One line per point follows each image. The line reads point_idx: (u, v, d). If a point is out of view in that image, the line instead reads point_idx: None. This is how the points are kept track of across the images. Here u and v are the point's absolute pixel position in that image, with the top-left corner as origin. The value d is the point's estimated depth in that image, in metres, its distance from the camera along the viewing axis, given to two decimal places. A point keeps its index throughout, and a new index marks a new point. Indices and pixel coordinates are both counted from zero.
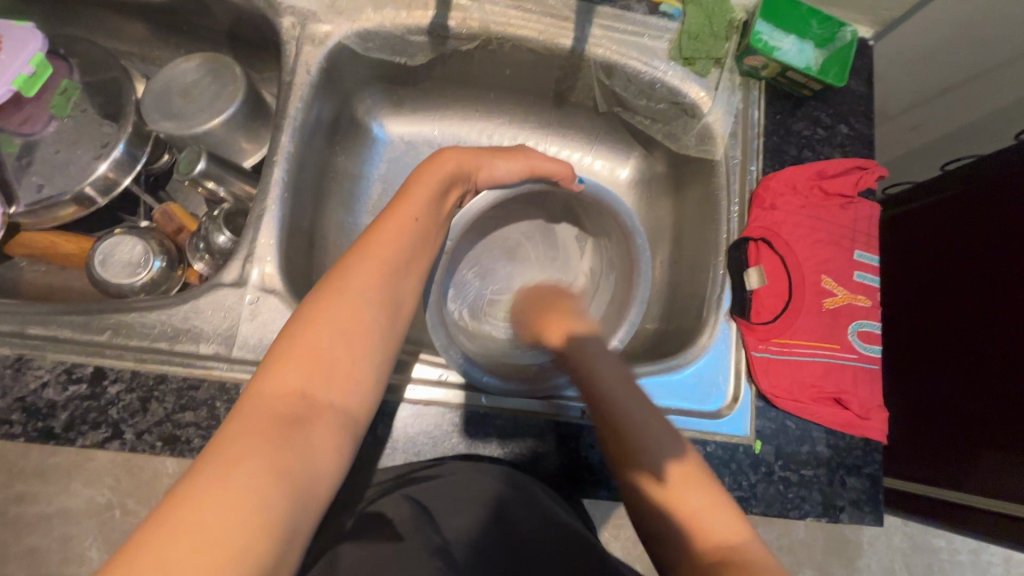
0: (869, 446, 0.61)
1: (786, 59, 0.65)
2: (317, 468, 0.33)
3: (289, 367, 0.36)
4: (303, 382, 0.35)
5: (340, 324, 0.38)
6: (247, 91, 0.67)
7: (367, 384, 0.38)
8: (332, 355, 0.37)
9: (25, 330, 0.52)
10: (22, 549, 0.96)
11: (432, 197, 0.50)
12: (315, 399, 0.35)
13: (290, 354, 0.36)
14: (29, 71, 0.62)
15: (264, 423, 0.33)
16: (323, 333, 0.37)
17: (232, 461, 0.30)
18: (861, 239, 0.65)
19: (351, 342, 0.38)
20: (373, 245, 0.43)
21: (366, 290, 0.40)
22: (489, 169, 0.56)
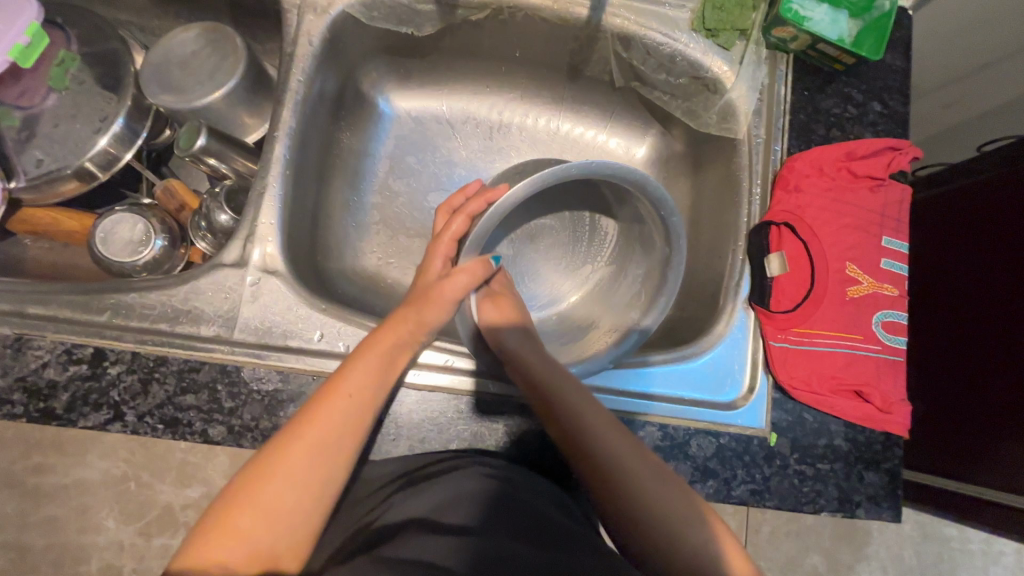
0: (890, 441, 0.58)
1: (818, 30, 0.61)
2: (292, 558, 0.39)
3: (275, 480, 0.40)
4: (286, 491, 0.40)
5: (322, 438, 0.42)
6: (248, 63, 0.65)
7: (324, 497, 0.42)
8: (316, 467, 0.41)
9: (26, 309, 0.51)
10: (42, 518, 0.99)
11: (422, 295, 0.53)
12: (294, 506, 0.40)
13: (278, 463, 0.41)
14: (24, 41, 0.60)
15: (255, 529, 0.39)
16: (308, 447, 0.42)
17: (223, 562, 0.37)
18: (891, 224, 0.61)
19: (327, 454, 0.42)
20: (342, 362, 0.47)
21: (330, 417, 0.44)
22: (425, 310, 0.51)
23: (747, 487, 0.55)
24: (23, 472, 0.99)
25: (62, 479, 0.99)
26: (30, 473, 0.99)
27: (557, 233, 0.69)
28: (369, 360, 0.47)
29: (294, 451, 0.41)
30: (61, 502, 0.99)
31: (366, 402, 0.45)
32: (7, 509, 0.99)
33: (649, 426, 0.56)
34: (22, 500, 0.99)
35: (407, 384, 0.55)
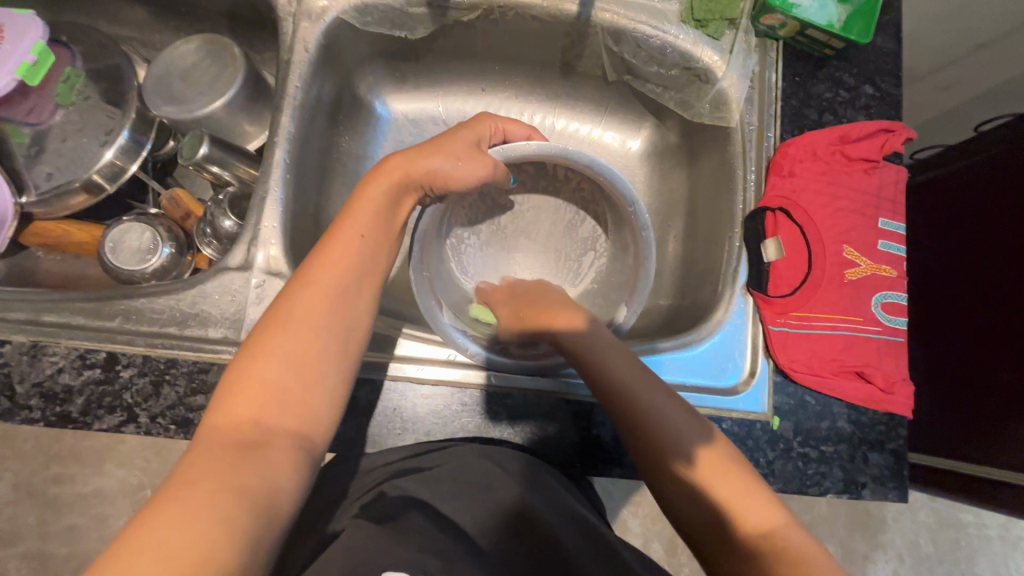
0: (894, 421, 0.58)
1: (806, 16, 0.61)
2: (283, 482, 0.36)
3: (241, 398, 0.39)
4: (257, 412, 0.39)
5: (286, 353, 0.41)
6: (247, 73, 0.66)
7: (323, 406, 0.41)
8: (284, 384, 0.40)
9: (41, 317, 0.52)
10: (62, 527, 1.00)
11: (382, 214, 0.49)
12: (270, 426, 0.38)
13: (242, 384, 0.39)
14: (31, 59, 0.62)
15: (224, 450, 0.36)
16: (272, 363, 0.40)
17: (193, 481, 0.33)
18: (887, 205, 0.62)
19: (298, 371, 0.41)
20: (320, 267, 0.45)
21: (315, 321, 0.43)
22: (446, 176, 0.52)
23: (751, 471, 0.56)
24: (43, 483, 1.01)
25: (81, 489, 1.01)
26: (50, 483, 1.01)
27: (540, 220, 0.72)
28: (326, 276, 0.45)
29: (256, 371, 0.40)
30: (81, 511, 1.01)
31: (348, 312, 0.44)
32: (28, 520, 1.01)
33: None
34: (43, 510, 1.01)
35: (411, 379, 0.56)
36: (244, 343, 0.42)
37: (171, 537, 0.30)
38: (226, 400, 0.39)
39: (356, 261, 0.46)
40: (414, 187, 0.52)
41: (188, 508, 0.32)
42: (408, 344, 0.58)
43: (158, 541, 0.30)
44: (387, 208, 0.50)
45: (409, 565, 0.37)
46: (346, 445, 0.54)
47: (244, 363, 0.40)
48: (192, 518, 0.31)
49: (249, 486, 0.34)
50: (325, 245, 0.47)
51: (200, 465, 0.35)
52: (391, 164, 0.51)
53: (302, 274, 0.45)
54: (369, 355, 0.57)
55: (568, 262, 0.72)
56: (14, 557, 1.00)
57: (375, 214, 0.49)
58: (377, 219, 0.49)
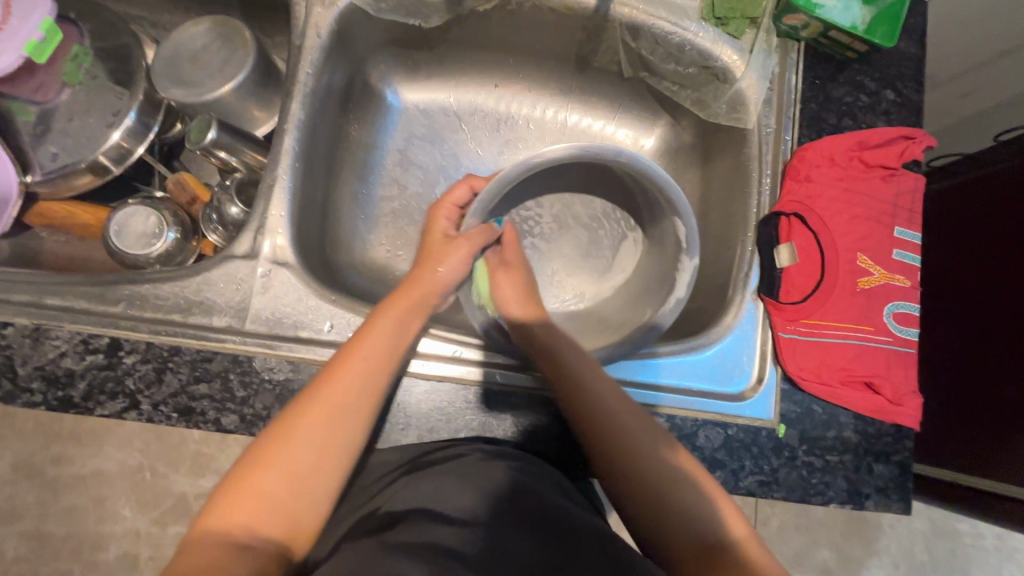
0: (900, 433, 0.58)
1: (830, 17, 0.60)
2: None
3: (241, 503, 0.39)
4: (252, 519, 0.39)
5: (287, 460, 0.41)
6: (258, 57, 0.65)
7: (316, 511, 0.41)
8: (280, 491, 0.40)
9: (43, 300, 0.52)
10: (61, 507, 1.01)
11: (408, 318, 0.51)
12: (258, 532, 0.38)
13: (241, 483, 0.40)
14: (38, 36, 0.60)
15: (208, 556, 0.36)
16: (269, 472, 0.40)
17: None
18: (904, 214, 0.61)
19: (303, 475, 0.41)
20: (328, 382, 0.45)
21: (316, 427, 0.42)
22: (432, 280, 0.54)
23: (755, 478, 0.55)
24: (43, 463, 1.01)
25: (81, 469, 1.02)
26: (50, 463, 1.01)
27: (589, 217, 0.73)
28: (330, 391, 0.44)
29: (264, 468, 0.40)
30: (80, 491, 1.01)
31: (353, 427, 0.43)
32: (27, 499, 1.01)
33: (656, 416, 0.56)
34: (43, 490, 1.01)
35: (416, 374, 0.55)
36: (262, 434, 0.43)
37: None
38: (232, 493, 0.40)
39: (362, 378, 0.45)
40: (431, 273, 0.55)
41: None
42: None
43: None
44: (399, 328, 0.50)
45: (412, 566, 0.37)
46: None
47: (247, 467, 0.41)
48: None
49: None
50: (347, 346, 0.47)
51: (192, 563, 0.36)
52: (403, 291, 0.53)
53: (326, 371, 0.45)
54: None
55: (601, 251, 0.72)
56: (13, 535, 1.00)
57: (392, 335, 0.49)
58: (388, 333, 0.49)
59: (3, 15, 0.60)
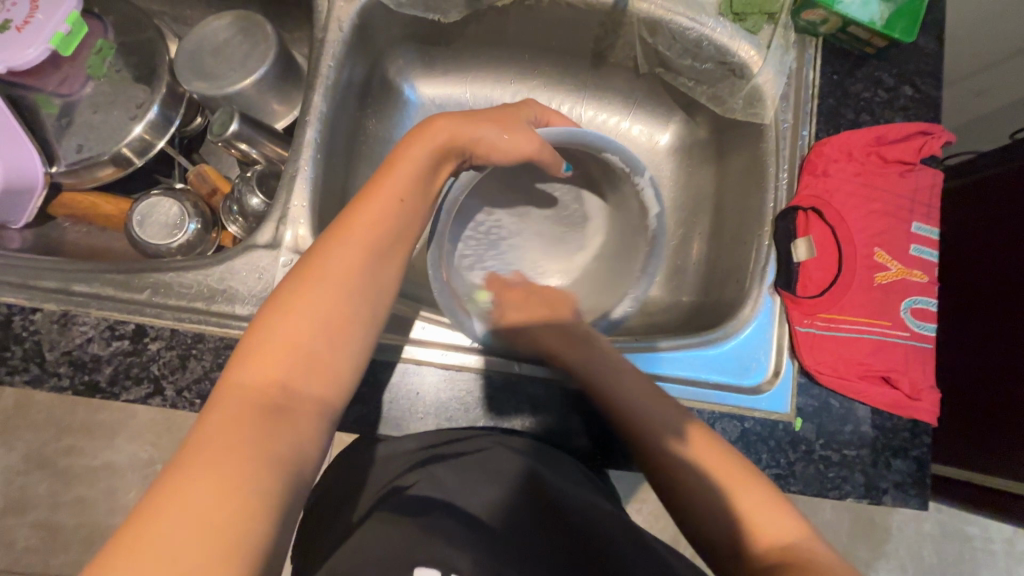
0: (918, 428, 0.58)
1: (849, 13, 0.60)
2: (304, 448, 0.36)
3: (271, 355, 0.38)
4: (281, 372, 0.37)
5: (314, 311, 0.40)
6: (279, 51, 0.66)
7: (348, 370, 0.40)
8: (312, 344, 0.39)
9: (70, 286, 0.53)
10: (73, 497, 1.02)
11: (419, 170, 0.48)
12: (295, 388, 0.37)
13: (269, 338, 0.38)
14: (65, 29, 0.62)
15: (248, 411, 0.35)
16: (301, 322, 0.39)
17: (218, 445, 0.33)
18: (922, 209, 0.61)
19: (322, 332, 0.39)
20: (351, 227, 0.44)
21: (344, 278, 0.41)
22: (488, 144, 0.51)
23: (772, 472, 0.55)
24: (56, 453, 1.02)
25: (93, 460, 1.03)
26: (63, 454, 1.03)
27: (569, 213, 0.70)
28: (357, 238, 0.43)
29: (282, 328, 0.39)
30: (92, 482, 1.02)
31: (379, 281, 0.43)
32: (41, 489, 1.02)
33: None
34: (55, 480, 1.02)
35: (434, 364, 0.56)
36: (285, 279, 0.41)
37: (197, 507, 0.30)
38: (245, 358, 0.38)
39: (387, 219, 0.45)
40: (454, 153, 0.51)
41: (213, 474, 0.31)
42: (427, 328, 0.58)
43: (183, 513, 0.30)
44: (427, 168, 0.49)
45: None
46: (366, 427, 0.55)
47: (274, 318, 0.39)
48: (217, 491, 0.31)
49: (276, 455, 0.34)
50: (355, 204, 0.46)
51: (229, 419, 0.34)
52: (434, 126, 0.50)
53: (332, 235, 0.44)
54: (392, 338, 0.57)
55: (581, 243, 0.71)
56: (26, 524, 1.01)
57: (412, 173, 0.48)
58: (415, 184, 0.48)
59: (31, 9, 0.61)
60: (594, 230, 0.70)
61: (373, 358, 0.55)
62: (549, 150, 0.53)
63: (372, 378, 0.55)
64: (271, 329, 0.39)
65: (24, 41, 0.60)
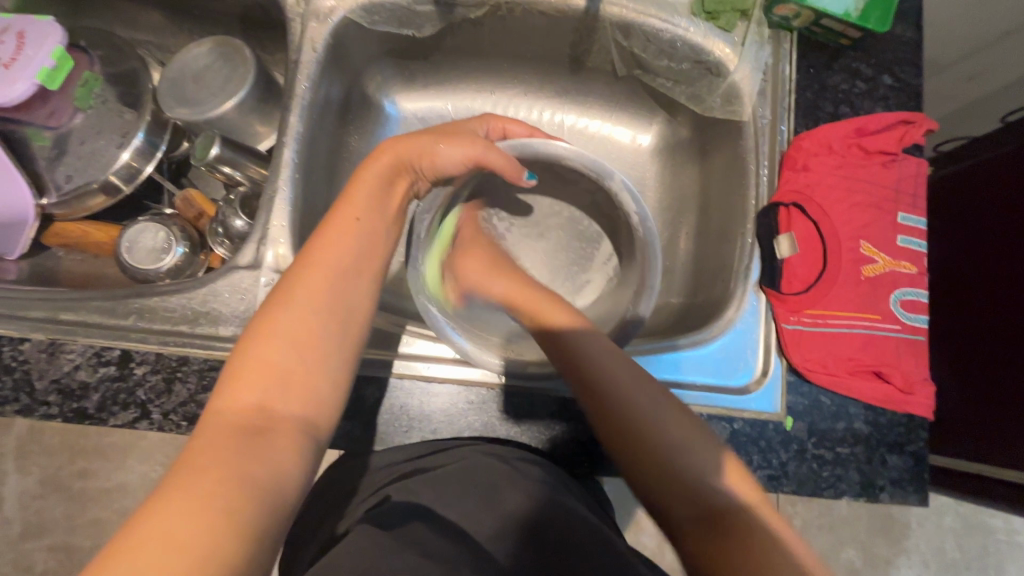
0: (914, 423, 0.57)
1: (822, 6, 0.59)
2: (285, 466, 0.35)
3: (247, 379, 0.38)
4: (260, 396, 0.38)
5: (289, 333, 0.41)
6: (258, 74, 0.67)
7: (325, 388, 0.41)
8: (287, 365, 0.39)
9: (59, 316, 0.54)
10: (87, 520, 1.04)
11: (376, 196, 0.52)
12: (273, 410, 0.38)
13: (245, 364, 0.39)
14: (51, 64, 0.64)
15: (226, 435, 0.35)
16: (274, 345, 0.40)
17: (198, 469, 0.32)
18: (907, 199, 0.60)
19: (300, 353, 0.40)
20: (320, 252, 0.46)
21: (315, 300, 0.43)
22: (431, 155, 0.55)
23: (763, 473, 0.54)
24: (69, 477, 1.04)
25: (105, 483, 1.04)
26: (76, 477, 1.04)
27: (560, 237, 0.74)
28: (325, 260, 0.45)
29: (264, 348, 0.40)
30: (105, 504, 1.04)
31: (349, 300, 0.45)
32: (55, 513, 1.04)
33: None
34: (69, 504, 1.04)
35: (418, 376, 0.56)
36: (261, 307, 0.43)
37: (176, 532, 0.29)
38: (231, 381, 0.39)
39: (351, 243, 0.47)
40: (406, 169, 0.55)
41: (194, 495, 0.31)
42: (417, 343, 0.59)
43: (159, 537, 0.29)
44: (381, 190, 0.52)
45: (413, 566, 0.37)
46: (354, 443, 0.55)
47: (247, 345, 0.40)
48: (195, 508, 0.30)
49: (253, 474, 0.33)
50: (321, 230, 0.48)
51: (207, 445, 0.34)
52: (384, 148, 0.55)
53: (302, 260, 0.45)
54: (376, 352, 0.57)
55: (568, 270, 0.73)
56: (42, 548, 1.03)
57: (367, 200, 0.51)
58: (374, 209, 0.51)
59: (17, 46, 0.63)
60: (578, 254, 0.73)
61: (356, 373, 0.55)
62: (490, 160, 0.57)
63: (356, 394, 0.55)
64: (243, 355, 0.40)
65: (10, 78, 0.62)
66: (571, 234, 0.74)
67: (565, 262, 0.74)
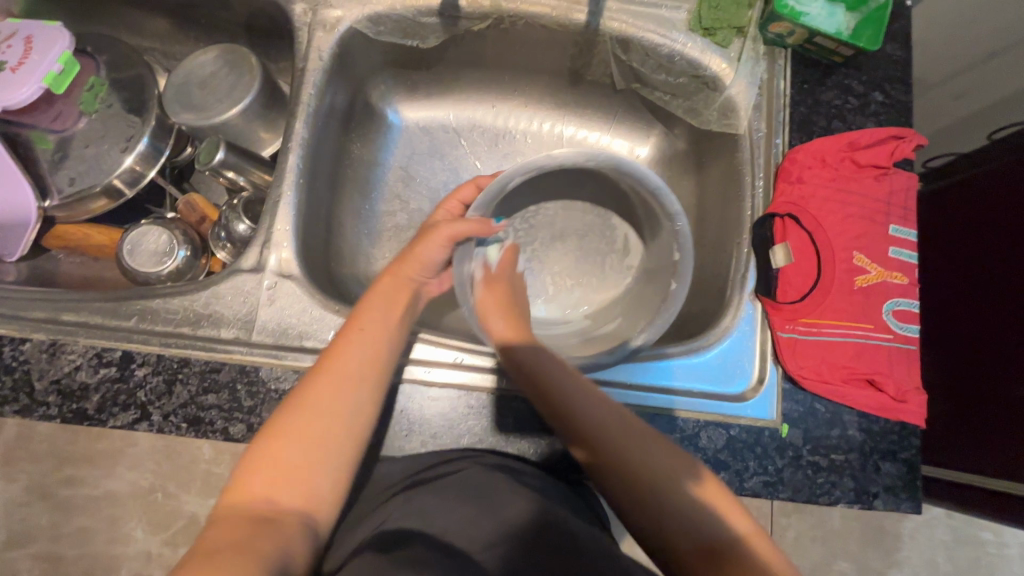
0: (906, 431, 0.58)
1: (814, 24, 0.61)
2: (285, 562, 0.37)
3: (258, 476, 0.40)
4: (270, 493, 0.40)
5: (302, 432, 0.43)
6: (263, 82, 0.68)
7: (331, 482, 0.42)
8: (295, 463, 0.41)
9: (60, 316, 0.54)
10: (74, 527, 1.02)
11: (390, 295, 0.54)
12: (281, 505, 0.40)
13: (260, 460, 0.41)
14: (58, 68, 0.64)
15: (235, 528, 0.37)
16: (286, 443, 0.42)
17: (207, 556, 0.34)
18: (898, 212, 0.61)
19: (309, 450, 0.42)
20: (336, 350, 0.48)
21: (328, 398, 0.44)
22: (416, 257, 0.57)
23: (760, 479, 0.55)
24: (55, 484, 1.03)
25: (93, 490, 1.03)
26: (63, 484, 1.03)
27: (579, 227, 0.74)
28: (341, 358, 0.47)
29: (278, 443, 0.42)
30: (93, 512, 1.02)
31: (362, 398, 0.46)
32: (41, 520, 1.02)
33: (675, 419, 0.56)
34: (56, 511, 1.02)
35: (419, 380, 0.56)
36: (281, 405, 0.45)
37: None
38: (249, 471, 0.41)
39: (370, 340, 0.49)
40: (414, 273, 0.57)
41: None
42: (411, 346, 0.59)
43: None
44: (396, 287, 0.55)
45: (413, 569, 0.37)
46: None
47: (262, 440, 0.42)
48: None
49: (254, 566, 0.35)
50: (344, 328, 0.50)
51: (219, 537, 0.36)
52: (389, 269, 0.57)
53: (321, 361, 0.47)
54: None
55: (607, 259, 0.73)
56: (26, 557, 1.01)
57: (386, 300, 0.53)
58: (390, 306, 0.53)
59: (25, 51, 0.64)
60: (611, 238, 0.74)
61: None
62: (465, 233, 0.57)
63: None
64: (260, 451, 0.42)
65: (18, 82, 0.62)
66: (598, 222, 0.74)
67: (599, 251, 0.74)
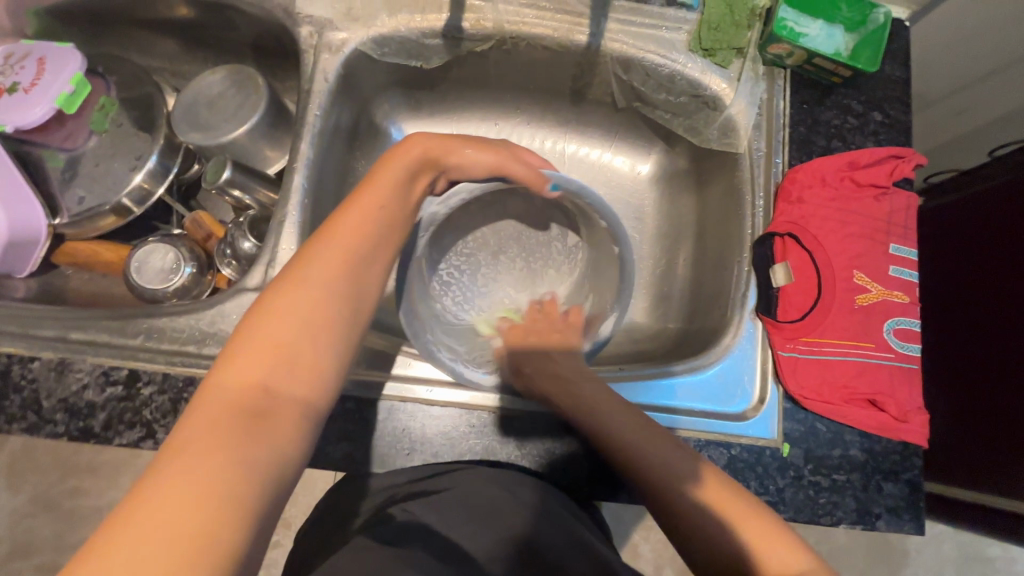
0: (908, 451, 0.58)
1: (813, 46, 0.62)
2: (285, 450, 0.34)
3: (251, 358, 0.37)
4: (262, 376, 0.36)
5: (299, 314, 0.40)
6: (270, 101, 0.69)
7: (329, 374, 0.40)
8: (293, 344, 0.38)
9: (68, 334, 0.55)
10: (77, 539, 1.02)
11: (397, 188, 0.51)
12: (278, 390, 0.36)
13: (251, 344, 0.38)
14: (69, 89, 0.65)
15: (228, 410, 0.34)
16: (283, 324, 0.39)
17: (198, 443, 0.31)
18: (898, 230, 0.61)
19: (307, 333, 0.39)
20: (337, 232, 0.45)
21: (326, 282, 0.42)
22: (457, 155, 0.55)
23: (761, 499, 0.55)
24: (61, 495, 1.04)
25: (98, 502, 1.03)
26: (68, 495, 1.04)
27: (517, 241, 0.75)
28: (343, 243, 0.45)
29: (265, 330, 0.38)
30: (96, 524, 1.03)
31: (357, 286, 0.44)
32: (45, 532, 1.03)
33: (675, 439, 0.57)
34: (60, 522, 1.03)
35: (421, 400, 0.57)
36: (271, 285, 0.42)
37: (176, 509, 0.28)
38: (231, 362, 0.37)
39: (370, 230, 0.47)
40: (431, 166, 0.55)
41: (194, 474, 0.30)
42: (416, 365, 0.59)
43: (160, 518, 0.28)
44: (407, 183, 0.52)
45: None
46: (355, 465, 0.55)
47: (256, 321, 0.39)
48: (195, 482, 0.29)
49: (257, 457, 0.32)
50: (342, 211, 0.47)
51: (208, 422, 0.33)
52: (410, 145, 0.54)
53: (316, 241, 0.45)
54: (379, 375, 0.58)
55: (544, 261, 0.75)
56: (29, 568, 1.02)
57: (388, 190, 0.50)
58: (392, 197, 0.50)
59: (38, 72, 0.65)
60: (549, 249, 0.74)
61: (360, 396, 0.56)
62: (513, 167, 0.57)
63: (359, 415, 0.55)
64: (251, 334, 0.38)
65: (31, 103, 0.64)
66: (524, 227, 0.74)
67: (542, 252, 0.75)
